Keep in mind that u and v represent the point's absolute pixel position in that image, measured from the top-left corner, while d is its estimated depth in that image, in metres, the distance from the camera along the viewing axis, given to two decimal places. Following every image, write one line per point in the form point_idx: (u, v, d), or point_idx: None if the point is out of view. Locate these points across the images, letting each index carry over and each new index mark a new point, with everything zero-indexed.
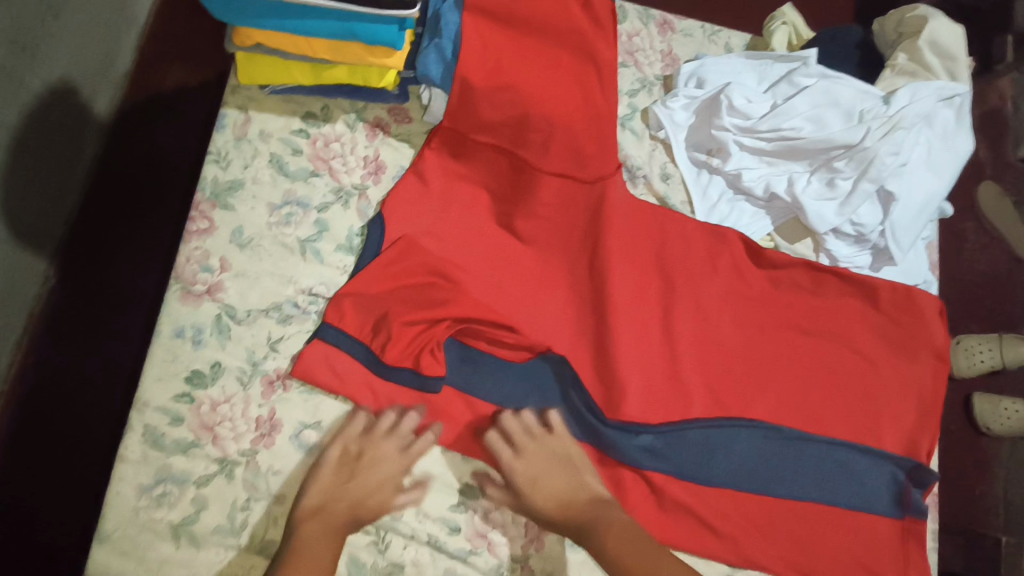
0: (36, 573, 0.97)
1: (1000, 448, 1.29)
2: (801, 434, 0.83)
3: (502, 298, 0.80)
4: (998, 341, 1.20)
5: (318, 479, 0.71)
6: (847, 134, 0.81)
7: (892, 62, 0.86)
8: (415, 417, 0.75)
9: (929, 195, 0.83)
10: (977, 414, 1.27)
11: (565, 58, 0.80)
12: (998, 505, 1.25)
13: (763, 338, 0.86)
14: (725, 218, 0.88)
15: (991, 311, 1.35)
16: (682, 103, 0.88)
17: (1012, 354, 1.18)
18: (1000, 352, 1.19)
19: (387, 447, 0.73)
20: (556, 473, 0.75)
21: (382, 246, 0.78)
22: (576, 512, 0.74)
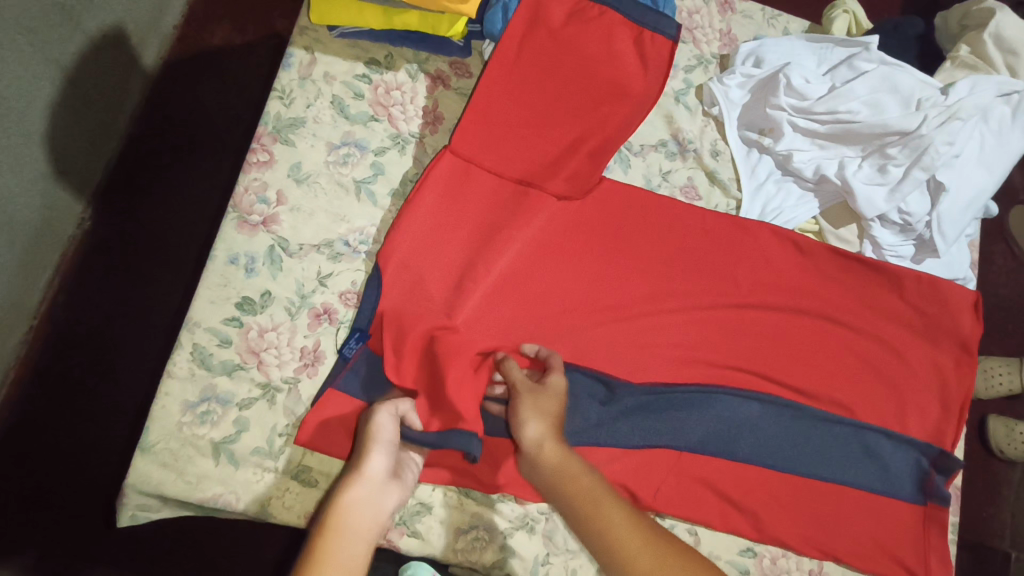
0: (50, 504, 0.96)
1: (1013, 473, 1.28)
2: (827, 416, 0.84)
3: (546, 257, 0.81)
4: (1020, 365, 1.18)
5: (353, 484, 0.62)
6: (904, 120, 0.82)
7: (955, 54, 0.88)
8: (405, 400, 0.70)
9: (979, 190, 0.84)
10: (990, 436, 1.25)
11: (624, 33, 0.81)
12: (1007, 522, 1.25)
13: (798, 321, 0.86)
14: (771, 198, 0.89)
15: (1016, 335, 1.34)
16: (739, 81, 0.89)
17: None
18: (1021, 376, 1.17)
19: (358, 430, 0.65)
20: (553, 415, 0.68)
21: (380, 299, 0.74)
22: (550, 462, 0.64)
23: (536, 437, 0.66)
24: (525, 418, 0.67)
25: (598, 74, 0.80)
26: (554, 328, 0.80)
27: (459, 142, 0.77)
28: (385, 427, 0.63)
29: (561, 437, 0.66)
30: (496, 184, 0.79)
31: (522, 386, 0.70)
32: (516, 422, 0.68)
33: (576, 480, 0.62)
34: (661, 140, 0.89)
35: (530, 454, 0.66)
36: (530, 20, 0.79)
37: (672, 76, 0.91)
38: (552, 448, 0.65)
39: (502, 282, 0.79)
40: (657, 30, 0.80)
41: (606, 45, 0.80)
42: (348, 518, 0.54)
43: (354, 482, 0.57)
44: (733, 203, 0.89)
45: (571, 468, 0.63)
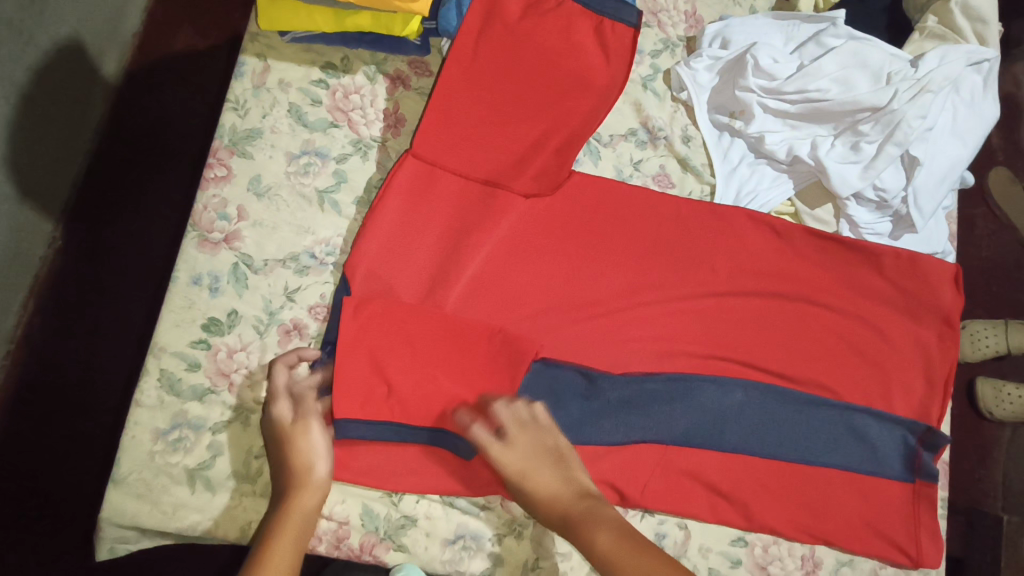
0: (36, 535, 0.95)
1: (1002, 434, 1.29)
2: (812, 400, 0.83)
3: (520, 257, 0.79)
4: (1004, 327, 1.20)
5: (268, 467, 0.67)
6: (875, 96, 0.80)
7: (924, 24, 0.87)
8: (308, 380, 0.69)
9: (953, 162, 0.83)
10: (979, 397, 1.27)
11: (587, 22, 0.78)
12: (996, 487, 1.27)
13: (778, 305, 0.85)
14: (746, 181, 0.87)
15: (997, 298, 1.35)
16: (706, 64, 0.87)
17: (1017, 338, 1.18)
18: (1005, 336, 1.19)
19: (284, 418, 0.66)
20: (548, 466, 0.67)
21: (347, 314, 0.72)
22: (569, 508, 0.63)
23: (549, 490, 0.65)
24: (526, 480, 0.66)
25: (561, 66, 0.78)
26: (531, 329, 0.78)
27: (422, 145, 0.75)
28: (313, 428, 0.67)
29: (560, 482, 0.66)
30: (461, 185, 0.77)
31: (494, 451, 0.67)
32: (519, 484, 0.66)
33: (588, 526, 0.61)
34: (631, 128, 0.87)
35: (543, 502, 0.65)
36: (486, 15, 0.76)
37: (638, 62, 0.89)
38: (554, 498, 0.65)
39: (476, 285, 0.77)
40: (619, 18, 0.78)
41: (567, 37, 0.78)
42: (290, 520, 0.60)
43: (300, 488, 0.63)
44: (707, 189, 0.87)
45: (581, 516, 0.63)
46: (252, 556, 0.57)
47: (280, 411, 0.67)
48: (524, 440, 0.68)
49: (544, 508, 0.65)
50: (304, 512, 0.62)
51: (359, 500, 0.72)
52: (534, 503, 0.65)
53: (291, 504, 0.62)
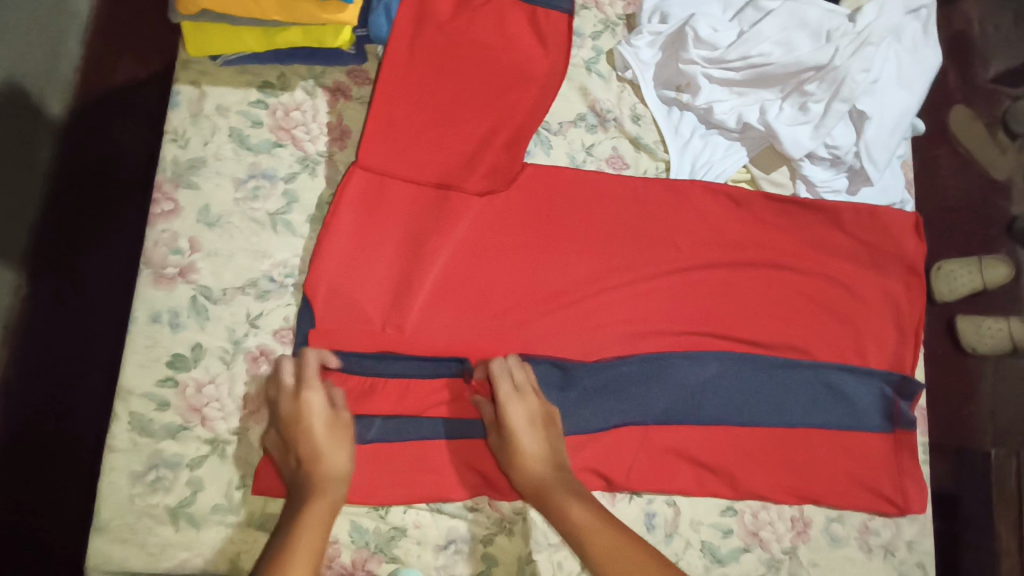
0: None
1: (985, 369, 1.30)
2: (787, 362, 0.84)
3: (480, 258, 0.78)
4: (979, 264, 1.26)
5: (281, 459, 0.68)
6: (817, 54, 0.79)
7: None
8: (311, 357, 0.70)
9: (901, 111, 0.83)
10: (960, 335, 1.26)
11: (516, 13, 0.78)
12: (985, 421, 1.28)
13: (744, 273, 0.85)
14: (699, 154, 0.86)
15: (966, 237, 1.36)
16: (647, 40, 0.85)
17: (990, 274, 1.25)
18: (980, 273, 1.25)
19: (319, 412, 0.68)
20: (541, 440, 0.71)
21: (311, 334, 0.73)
22: (550, 480, 0.70)
23: (540, 462, 0.70)
24: (525, 453, 0.70)
25: (497, 60, 0.77)
26: (499, 327, 0.78)
27: (366, 156, 0.74)
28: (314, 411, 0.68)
29: (546, 460, 0.71)
30: (412, 191, 0.76)
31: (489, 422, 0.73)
32: (516, 456, 0.70)
33: (561, 497, 0.68)
34: (579, 113, 0.86)
35: (531, 472, 0.70)
36: (415, 17, 0.75)
37: (580, 45, 0.88)
38: (536, 474, 0.70)
39: (439, 289, 0.77)
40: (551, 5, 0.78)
41: (502, 31, 0.77)
42: (308, 521, 0.61)
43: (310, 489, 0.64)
44: (661, 165, 0.87)
45: (555, 484, 0.70)
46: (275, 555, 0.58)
47: (312, 401, 0.68)
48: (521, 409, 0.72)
49: (527, 480, 0.70)
50: (321, 512, 0.63)
51: (345, 516, 0.72)
52: (524, 475, 0.70)
53: (307, 504, 0.63)
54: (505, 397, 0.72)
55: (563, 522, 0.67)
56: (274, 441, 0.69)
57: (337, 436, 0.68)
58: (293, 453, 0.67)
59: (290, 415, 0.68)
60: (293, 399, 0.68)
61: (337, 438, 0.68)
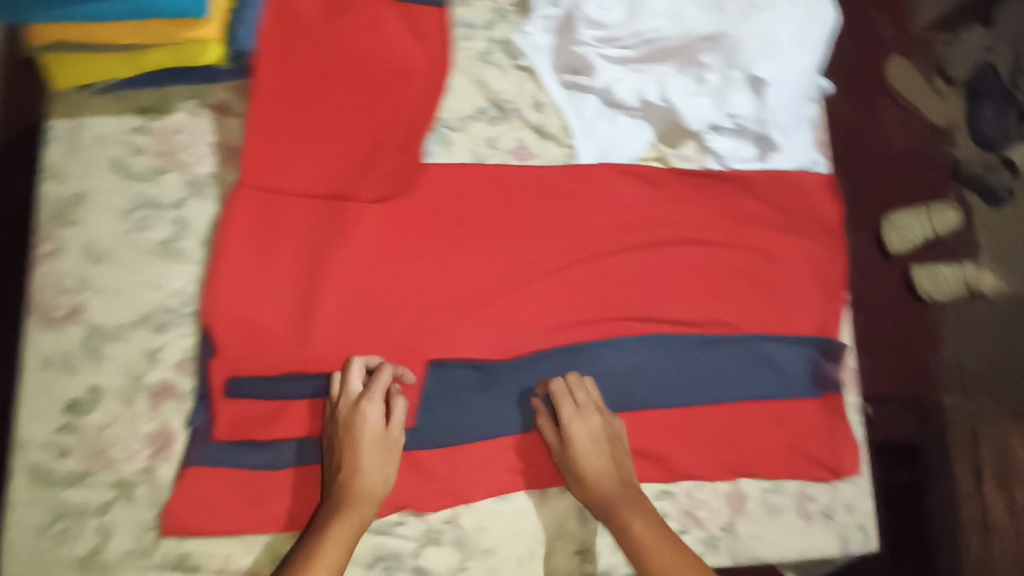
0: None
1: None
2: (714, 337, 0.82)
3: (386, 266, 0.76)
4: (928, 212, 1.21)
5: (327, 462, 0.70)
6: (707, 24, 0.77)
7: None
8: (384, 373, 0.71)
9: (802, 72, 0.81)
10: (916, 282, 1.19)
11: (385, 17, 0.79)
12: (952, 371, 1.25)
13: (663, 252, 0.83)
14: (605, 137, 0.84)
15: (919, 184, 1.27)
16: (540, 26, 0.84)
17: (941, 220, 1.19)
18: (930, 220, 1.20)
19: (372, 428, 0.69)
20: (602, 454, 0.74)
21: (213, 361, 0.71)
22: (613, 494, 0.73)
23: (601, 475, 0.73)
24: (586, 467, 0.73)
25: (374, 64, 0.77)
26: (410, 335, 0.75)
27: (252, 173, 0.72)
28: (368, 426, 0.68)
29: (613, 474, 0.74)
30: (306, 205, 0.74)
31: (571, 428, 0.74)
32: (576, 468, 0.73)
33: (626, 512, 0.72)
34: (478, 107, 0.83)
35: (595, 484, 0.73)
36: (284, 28, 0.75)
37: (471, 37, 0.85)
38: (598, 485, 0.73)
39: (346, 303, 0.74)
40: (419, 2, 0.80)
41: (375, 35, 0.78)
42: (334, 538, 0.64)
43: (344, 504, 0.66)
44: (569, 151, 0.84)
45: (626, 501, 0.73)
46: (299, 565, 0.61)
47: (369, 415, 0.69)
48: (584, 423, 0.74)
49: (591, 492, 0.73)
50: (350, 530, 0.65)
51: (266, 545, 0.70)
52: (585, 486, 0.73)
53: (336, 521, 0.65)
54: (569, 415, 0.74)
55: (623, 534, 0.71)
56: (325, 442, 0.70)
57: (384, 456, 0.69)
58: (336, 460, 0.68)
59: (350, 424, 0.69)
60: (353, 407, 0.69)
61: (380, 457, 0.69)
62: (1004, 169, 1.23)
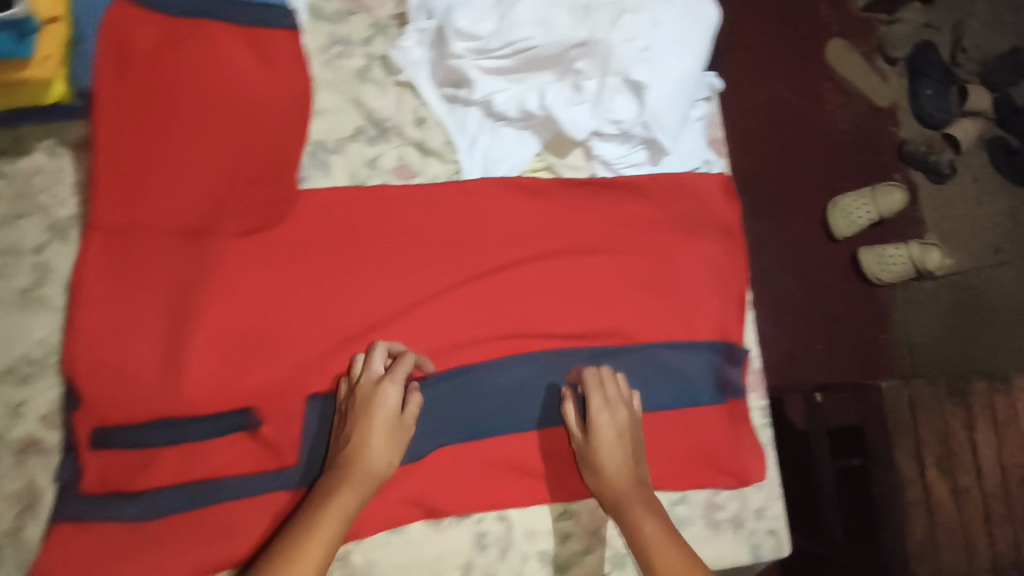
0: None
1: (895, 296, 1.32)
2: (610, 349, 0.80)
3: (259, 302, 0.73)
4: (872, 196, 1.44)
5: (340, 441, 0.70)
6: (577, 31, 0.75)
7: None
8: (408, 359, 0.72)
9: (686, 72, 0.79)
10: (863, 264, 1.45)
11: (234, 40, 0.73)
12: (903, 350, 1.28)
13: (555, 266, 0.80)
14: (490, 150, 0.82)
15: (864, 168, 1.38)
16: (415, 39, 0.81)
17: (884, 204, 1.42)
18: (874, 205, 1.43)
19: (388, 410, 0.69)
20: (622, 439, 0.74)
21: (75, 412, 0.68)
22: (625, 488, 0.72)
23: (617, 461, 0.73)
24: (605, 447, 0.73)
25: (226, 92, 0.72)
26: (291, 370, 0.73)
27: (104, 218, 0.69)
28: (384, 406, 0.69)
29: (630, 464, 0.74)
30: (165, 244, 0.71)
31: (599, 417, 0.73)
32: (594, 449, 0.73)
33: (637, 513, 0.71)
34: (357, 127, 0.81)
35: (610, 475, 0.73)
36: (120, 62, 0.69)
37: (349, 55, 0.82)
38: (617, 473, 0.73)
39: (217, 343, 0.72)
40: (266, 26, 0.74)
41: (222, 60, 0.72)
42: (331, 512, 0.63)
43: (348, 480, 0.66)
44: (454, 167, 0.82)
45: (637, 497, 0.72)
46: (294, 535, 0.61)
47: (388, 396, 0.70)
48: (615, 414, 0.74)
49: (602, 479, 0.73)
50: (347, 508, 0.65)
51: None
52: (598, 472, 0.73)
53: (336, 496, 0.65)
54: (597, 403, 0.74)
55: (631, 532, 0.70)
56: (342, 420, 0.71)
57: (396, 440, 0.70)
58: (346, 438, 0.69)
59: (371, 403, 0.69)
60: (373, 385, 0.70)
61: (390, 439, 0.69)
62: (947, 147, 1.51)
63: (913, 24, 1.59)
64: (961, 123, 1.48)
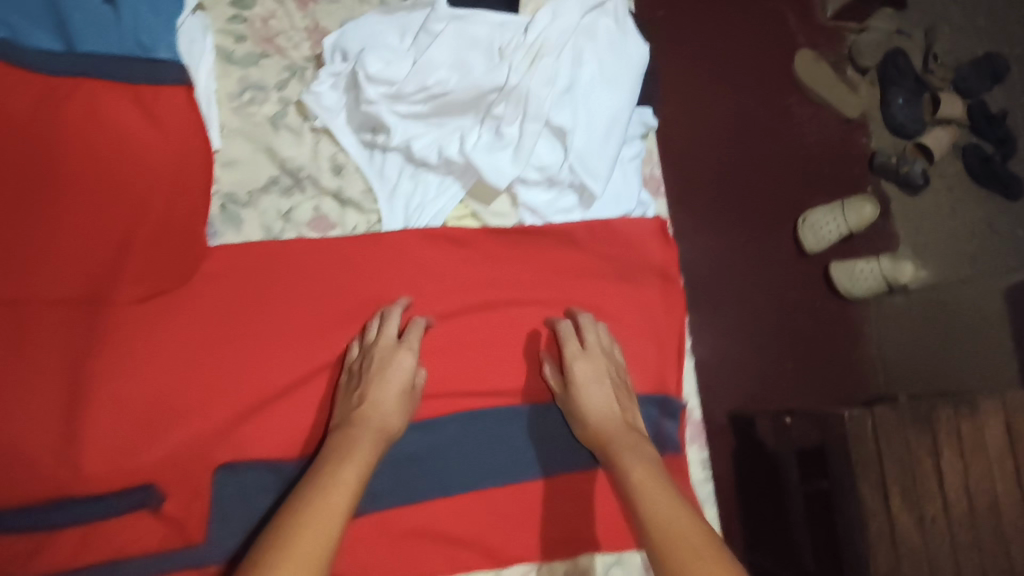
0: None
1: (869, 310, 1.29)
2: (537, 408, 0.77)
3: (161, 371, 0.69)
4: (841, 207, 1.27)
5: (341, 403, 0.69)
6: (492, 76, 0.72)
7: None
8: (419, 323, 0.73)
9: (613, 113, 0.75)
10: (835, 281, 1.27)
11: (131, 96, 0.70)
12: (877, 365, 1.27)
13: (480, 319, 0.77)
14: (411, 197, 0.78)
15: (831, 175, 1.38)
16: (329, 83, 0.77)
17: (853, 216, 1.25)
18: (841, 216, 1.27)
19: (402, 369, 0.69)
20: (610, 384, 0.73)
21: None
22: (616, 430, 0.69)
23: (604, 405, 0.71)
24: (591, 387, 0.72)
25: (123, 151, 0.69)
26: (196, 443, 0.69)
27: None
28: (400, 364, 0.69)
29: (620, 412, 0.71)
30: (58, 313, 0.67)
31: (574, 359, 0.73)
32: (574, 390, 0.72)
33: (624, 452, 0.66)
34: (271, 177, 0.77)
35: (594, 419, 0.70)
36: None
37: (263, 100, 0.78)
38: (607, 416, 0.70)
39: (114, 418, 0.67)
40: (159, 82, 0.71)
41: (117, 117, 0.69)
42: (342, 455, 0.61)
43: (358, 430, 0.64)
44: (374, 217, 0.78)
45: (631, 438, 0.68)
46: (316, 476, 0.58)
47: (404, 358, 0.70)
48: (598, 361, 0.73)
49: (592, 421, 0.70)
50: (369, 457, 0.62)
51: None
52: (583, 417, 0.71)
53: (345, 442, 0.63)
54: (585, 350, 0.74)
55: (621, 473, 0.64)
56: (346, 384, 0.71)
57: (405, 403, 0.69)
58: (357, 395, 0.68)
59: (382, 360, 0.69)
60: (391, 346, 0.70)
61: (402, 400, 0.69)
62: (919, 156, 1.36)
63: (881, 29, 1.42)
64: (934, 133, 1.37)
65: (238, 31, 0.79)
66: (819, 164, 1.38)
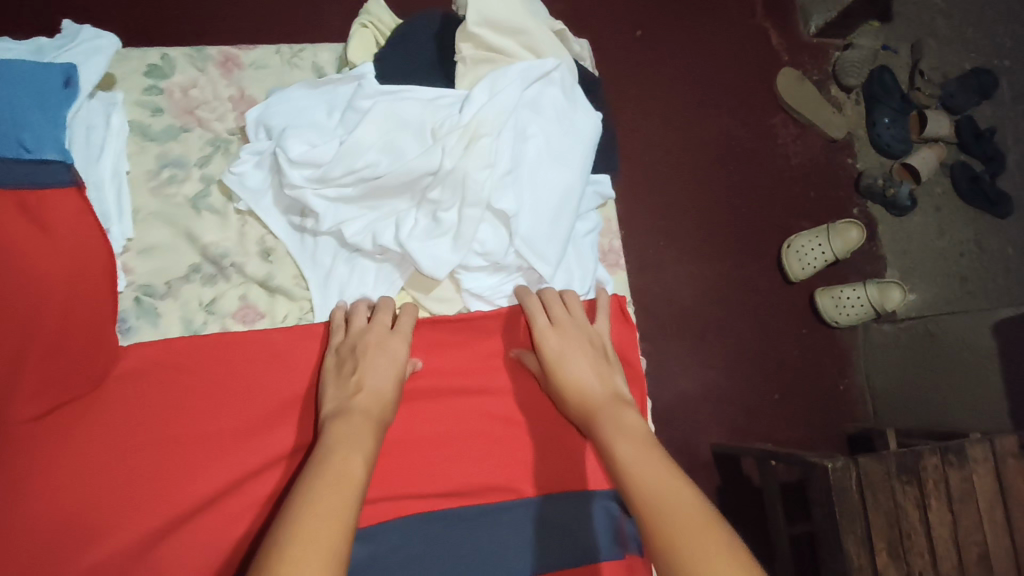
0: None
1: (856, 335, 1.38)
2: (487, 507, 0.68)
3: (60, 495, 0.61)
4: (827, 233, 1.32)
5: (328, 389, 0.64)
6: (424, 159, 0.65)
7: (459, 56, 0.72)
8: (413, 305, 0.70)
9: (562, 190, 0.69)
10: (821, 309, 1.34)
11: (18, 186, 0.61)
12: (864, 394, 1.35)
13: (426, 412, 0.70)
14: (345, 285, 0.71)
15: (816, 202, 1.43)
16: (251, 163, 0.71)
17: (839, 243, 1.30)
18: (829, 244, 1.31)
19: (392, 349, 0.65)
20: (587, 357, 0.68)
21: None
22: (598, 401, 0.64)
23: (583, 378, 0.66)
24: (565, 361, 0.67)
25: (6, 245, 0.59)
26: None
27: None
28: (394, 346, 0.66)
29: (602, 383, 0.66)
30: None
31: (545, 331, 0.69)
32: (551, 366, 0.67)
33: (603, 426, 0.61)
34: (191, 265, 0.71)
35: (574, 396, 0.66)
36: None
37: (183, 178, 0.72)
38: (585, 389, 0.65)
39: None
40: (45, 184, 0.62)
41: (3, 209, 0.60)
42: (339, 440, 0.55)
43: (350, 414, 0.59)
44: (306, 305, 0.73)
45: (614, 409, 0.63)
46: (314, 461, 0.52)
47: (394, 340, 0.66)
48: (575, 334, 0.69)
49: (576, 401, 0.65)
50: (370, 441, 0.57)
51: None
52: (563, 397, 0.66)
53: (338, 426, 0.57)
54: (560, 319, 0.69)
55: (603, 446, 0.59)
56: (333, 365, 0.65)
57: (399, 385, 0.64)
58: (353, 377, 0.63)
59: (371, 340, 0.65)
60: (381, 331, 0.66)
61: (394, 380, 0.64)
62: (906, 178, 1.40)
63: (867, 47, 1.44)
64: (920, 152, 1.39)
65: (154, 104, 0.73)
66: (802, 195, 1.42)
